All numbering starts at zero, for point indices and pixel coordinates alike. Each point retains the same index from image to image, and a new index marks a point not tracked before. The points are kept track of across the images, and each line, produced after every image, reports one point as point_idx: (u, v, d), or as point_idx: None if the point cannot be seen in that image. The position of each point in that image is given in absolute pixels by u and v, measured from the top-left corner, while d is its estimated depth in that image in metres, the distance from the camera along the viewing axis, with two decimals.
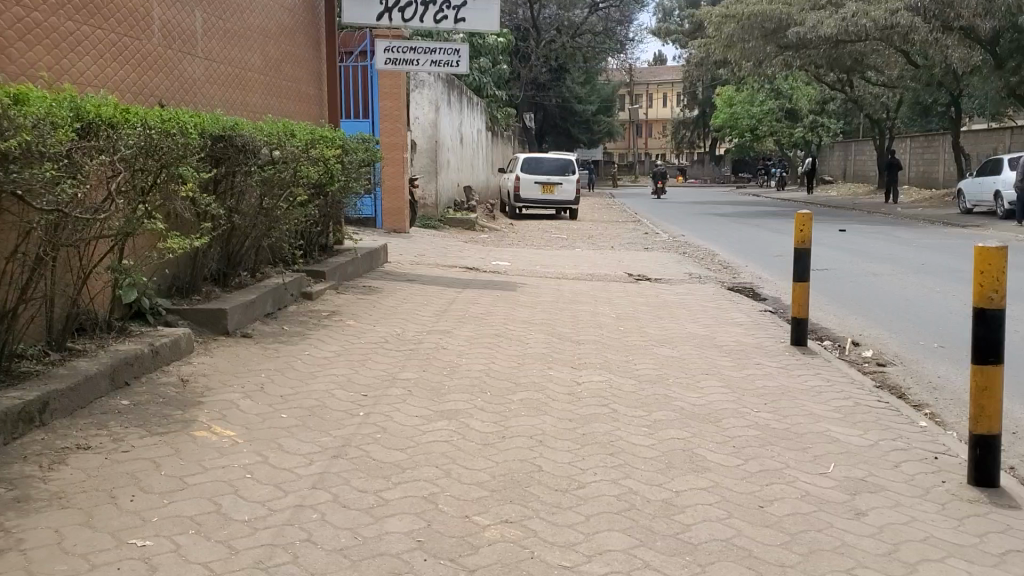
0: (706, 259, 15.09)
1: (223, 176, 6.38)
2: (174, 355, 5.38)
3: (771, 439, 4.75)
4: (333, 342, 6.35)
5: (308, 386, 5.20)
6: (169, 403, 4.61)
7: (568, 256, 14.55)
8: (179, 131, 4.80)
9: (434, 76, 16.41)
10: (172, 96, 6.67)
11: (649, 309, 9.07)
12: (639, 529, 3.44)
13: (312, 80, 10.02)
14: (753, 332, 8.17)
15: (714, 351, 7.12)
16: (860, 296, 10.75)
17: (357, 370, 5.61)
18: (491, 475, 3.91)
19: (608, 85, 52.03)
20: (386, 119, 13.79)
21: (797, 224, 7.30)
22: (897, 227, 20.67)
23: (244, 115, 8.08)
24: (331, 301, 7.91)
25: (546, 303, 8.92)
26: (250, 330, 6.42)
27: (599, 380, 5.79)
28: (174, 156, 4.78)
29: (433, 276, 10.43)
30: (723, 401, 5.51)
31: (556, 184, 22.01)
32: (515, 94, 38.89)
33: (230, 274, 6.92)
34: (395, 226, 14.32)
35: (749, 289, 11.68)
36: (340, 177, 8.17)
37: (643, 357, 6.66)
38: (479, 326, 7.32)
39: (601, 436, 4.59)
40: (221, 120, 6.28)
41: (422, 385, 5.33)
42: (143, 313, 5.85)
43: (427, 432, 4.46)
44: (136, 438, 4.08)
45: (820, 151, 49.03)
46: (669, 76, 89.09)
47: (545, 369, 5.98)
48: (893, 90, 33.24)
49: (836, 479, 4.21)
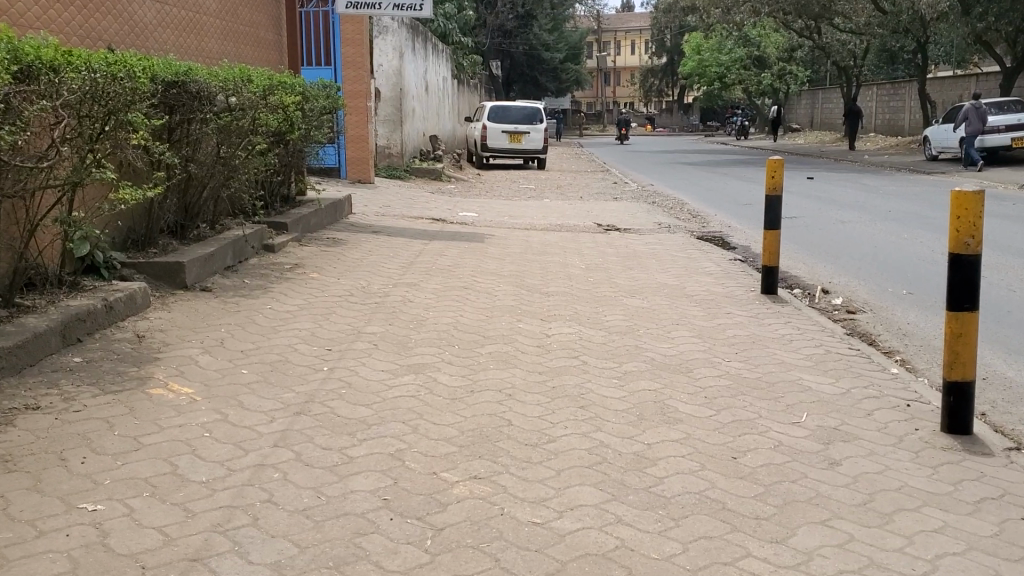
0: (675, 208, 14.99)
1: (178, 124, 6.12)
2: (129, 310, 5.19)
3: (744, 389, 4.68)
4: (296, 296, 6.18)
5: (270, 340, 5.04)
6: (124, 360, 4.45)
7: (536, 206, 14.40)
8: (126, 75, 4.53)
9: (398, 22, 16.05)
10: (121, 41, 6.40)
11: (619, 259, 8.99)
12: (611, 483, 3.36)
13: (272, 25, 9.70)
14: (724, 281, 8.11)
15: (684, 301, 7.05)
16: (830, 243, 10.73)
17: (321, 323, 5.45)
18: (459, 431, 3.79)
19: (577, 32, 51.60)
20: (349, 66, 13.44)
21: (768, 170, 7.21)
22: (865, 175, 20.68)
23: (199, 61, 7.80)
24: (294, 253, 7.72)
25: (514, 255, 8.79)
26: (210, 283, 6.23)
27: (569, 331, 5.70)
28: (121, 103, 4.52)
29: (399, 228, 10.26)
30: (694, 351, 5.44)
31: (523, 133, 21.75)
32: (481, 42, 38.55)
33: (188, 226, 6.70)
34: (360, 176, 14.06)
35: (719, 238, 11.62)
36: (301, 125, 7.93)
37: (614, 307, 6.57)
38: (446, 278, 7.18)
39: (571, 389, 4.50)
40: (173, 65, 6.01)
41: (388, 339, 5.20)
42: (96, 268, 5.63)
43: (394, 387, 4.34)
44: (88, 397, 3.92)
45: (787, 99, 48.95)
46: (637, 24, 88.30)
47: (513, 321, 5.87)
48: (860, 37, 33.14)
49: (809, 429, 4.15)
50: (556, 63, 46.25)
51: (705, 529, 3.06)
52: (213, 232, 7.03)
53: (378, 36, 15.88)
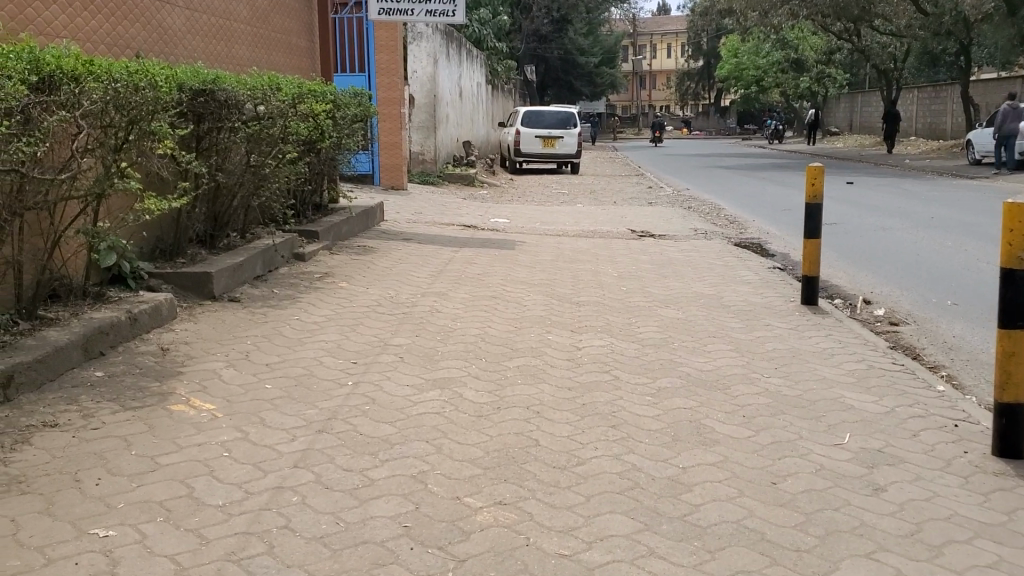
0: (711, 214, 14.77)
1: (207, 132, 6.06)
2: (155, 322, 5.13)
3: (783, 408, 4.50)
4: (323, 306, 6.08)
5: (295, 352, 4.93)
6: (146, 374, 4.38)
7: (570, 212, 14.25)
8: (148, 84, 4.44)
9: (432, 28, 15.94)
10: (150, 49, 6.35)
11: (653, 268, 8.80)
12: (643, 511, 3.20)
13: (304, 31, 9.65)
14: (762, 290, 7.90)
15: (720, 312, 6.86)
16: (871, 251, 10.46)
17: (347, 334, 5.34)
18: (485, 451, 3.65)
19: (612, 36, 51.39)
20: (382, 73, 13.33)
21: (808, 177, 6.98)
22: (906, 180, 20.27)
23: (230, 68, 7.75)
24: (324, 262, 7.64)
25: (547, 262, 8.65)
26: (239, 293, 6.16)
27: (602, 344, 5.54)
28: (142, 113, 4.45)
29: (430, 235, 10.16)
30: (730, 365, 5.26)
31: (557, 138, 21.60)
32: (515, 47, 38.49)
33: (217, 234, 6.65)
34: (393, 182, 13.99)
35: (757, 245, 11.38)
36: (332, 133, 7.85)
37: (647, 318, 6.41)
38: (476, 288, 7.06)
39: (601, 406, 4.35)
40: (202, 73, 5.94)
41: (415, 352, 5.07)
42: (123, 278, 5.59)
43: (418, 402, 4.21)
44: (107, 414, 3.85)
45: (826, 102, 48.31)
46: (673, 27, 87.80)
47: (544, 333, 5.72)
48: (901, 40, 32.58)
49: (852, 451, 3.96)
50: (590, 67, 46.09)
51: (743, 563, 2.90)
52: (242, 241, 6.98)
53: (412, 42, 15.80)
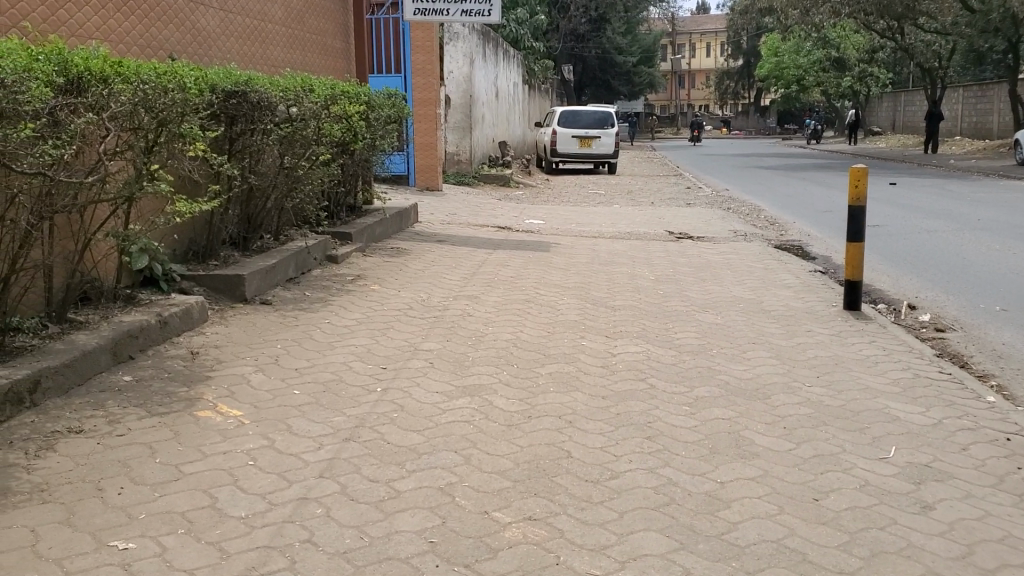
0: (750, 215, 14.53)
1: (239, 134, 6.00)
2: (185, 326, 5.09)
3: (825, 419, 4.35)
4: (355, 309, 6.00)
5: (324, 356, 4.86)
6: (175, 379, 4.33)
7: (607, 213, 14.09)
8: (177, 86, 4.41)
9: (469, 28, 15.85)
10: (183, 50, 6.33)
11: (691, 271, 8.64)
12: (678, 529, 3.08)
13: (339, 33, 9.62)
14: (803, 295, 7.71)
15: (760, 317, 6.68)
16: (915, 254, 10.19)
17: (378, 339, 5.26)
18: (515, 463, 3.55)
19: (650, 35, 51.01)
20: (419, 73, 13.28)
21: (851, 179, 6.83)
22: (951, 180, 19.83)
23: (264, 69, 7.71)
24: (357, 264, 7.58)
25: (582, 265, 8.53)
26: (271, 296, 6.11)
27: (637, 351, 5.41)
28: (172, 115, 4.41)
29: (465, 237, 10.07)
30: (771, 374, 5.10)
31: (594, 138, 21.43)
32: (553, 46, 38.39)
33: (250, 236, 6.59)
34: (428, 183, 13.93)
35: (797, 247, 11.16)
36: (365, 135, 7.78)
37: (685, 324, 6.26)
38: (509, 291, 6.96)
39: (636, 416, 4.22)
40: (234, 74, 5.90)
41: (445, 357, 4.97)
42: (155, 280, 5.57)
43: (448, 411, 4.11)
44: (133, 421, 3.79)
45: (869, 101, 47.56)
46: (712, 26, 87.06)
47: (578, 338, 5.60)
48: (946, 37, 31.96)
49: (898, 466, 3.79)
50: (628, 66, 45.81)
51: None
52: (275, 243, 6.94)
53: (449, 42, 15.73)
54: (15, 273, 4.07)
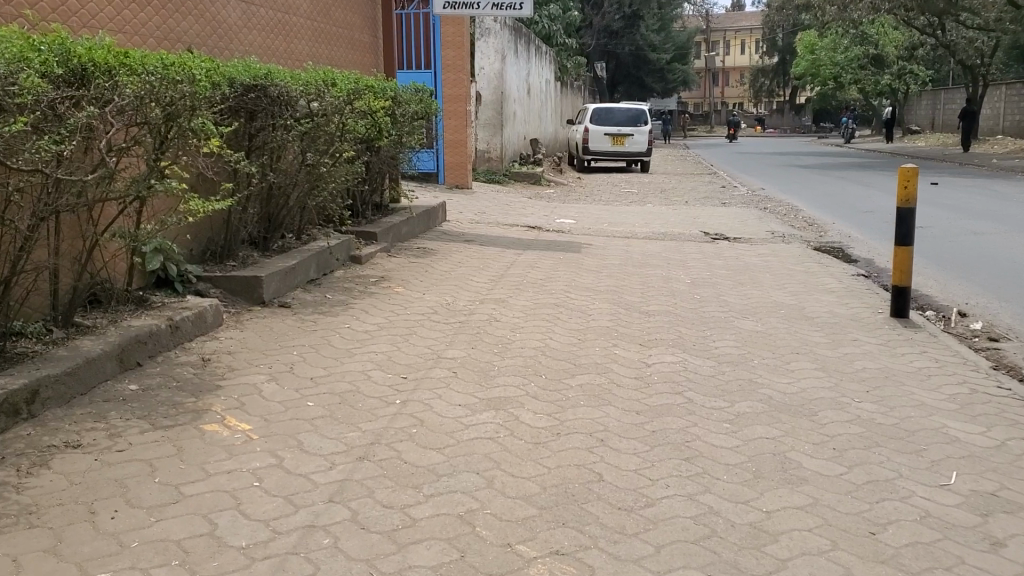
0: (788, 215, 14.13)
1: (259, 130, 5.77)
2: (198, 330, 4.86)
3: (878, 441, 4.02)
4: (376, 313, 5.75)
5: (342, 364, 4.60)
6: (183, 388, 4.09)
7: (640, 212, 13.77)
8: (186, 78, 4.14)
9: (501, 23, 15.57)
10: (203, 43, 6.10)
11: (728, 274, 8.31)
12: (721, 568, 2.78)
13: (367, 26, 9.39)
14: (847, 301, 7.34)
15: (802, 325, 6.35)
16: (962, 258, 9.77)
17: (399, 345, 4.99)
18: (542, 487, 3.27)
19: (685, 32, 50.43)
20: (448, 69, 13.03)
21: (899, 180, 6.49)
22: (995, 180, 19.26)
23: (288, 63, 7.48)
24: (381, 264, 7.33)
25: (614, 267, 8.21)
26: (289, 299, 5.87)
27: (674, 361, 5.10)
28: (181, 109, 4.15)
29: (494, 236, 9.79)
30: (818, 388, 4.77)
31: (627, 136, 21.07)
32: (585, 43, 38.06)
33: (270, 236, 6.38)
34: (457, 181, 13.68)
35: (837, 250, 10.77)
36: (390, 131, 7.53)
37: (724, 331, 5.94)
38: (539, 294, 6.67)
39: (673, 434, 3.91)
40: (253, 67, 5.67)
41: (469, 366, 4.70)
42: (171, 282, 5.37)
43: (471, 426, 3.83)
44: (135, 434, 3.56)
45: (908, 100, 46.68)
46: (747, 23, 86.11)
47: (610, 347, 5.30)
48: (989, 34, 31.16)
49: (961, 495, 3.46)
50: (662, 63, 45.32)
51: None
52: (296, 243, 6.70)
53: (479, 37, 15.49)
54: (16, 277, 3.85)
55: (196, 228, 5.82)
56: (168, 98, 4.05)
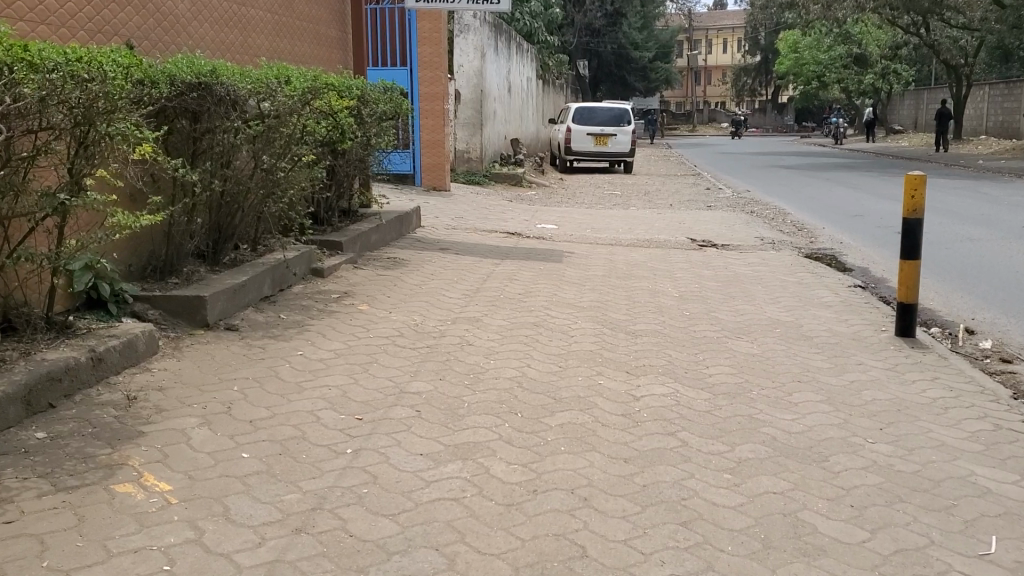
0: (776, 219, 13.68)
1: (203, 133, 5.22)
2: (126, 361, 4.29)
3: (900, 495, 3.51)
4: (335, 337, 5.18)
5: (289, 403, 4.05)
6: (98, 437, 3.52)
7: (623, 215, 13.26)
8: (97, 74, 3.55)
9: (480, 20, 15.04)
10: (145, 36, 5.51)
11: (718, 286, 7.79)
12: None
13: (335, 20, 8.81)
14: (847, 317, 6.84)
15: (801, 346, 5.84)
16: (961, 267, 9.31)
17: (357, 377, 4.44)
18: (513, 568, 2.73)
19: (668, 30, 50.09)
20: (425, 66, 12.49)
21: (906, 188, 6.01)
22: (983, 182, 18.89)
23: (244, 58, 6.90)
24: (345, 278, 6.76)
25: (597, 279, 7.68)
26: (238, 320, 5.31)
27: (665, 393, 4.57)
28: (94, 111, 3.58)
29: (470, 244, 9.24)
30: (826, 427, 4.25)
31: (610, 136, 20.56)
32: (567, 41, 37.55)
33: (220, 248, 5.82)
34: (434, 183, 13.10)
35: (830, 258, 10.28)
36: (354, 133, 6.98)
37: (718, 355, 5.41)
38: (516, 312, 6.13)
39: (667, 490, 3.37)
40: (197, 63, 5.10)
41: (434, 403, 4.15)
42: (103, 303, 4.83)
43: (433, 483, 3.30)
44: (30, 500, 2.98)
45: (890, 100, 46.46)
46: (729, 22, 85.94)
47: (593, 376, 4.76)
48: (974, 33, 30.84)
49: (1006, 569, 2.95)
50: (645, 62, 44.93)
51: None
52: (250, 258, 6.14)
53: (458, 34, 14.95)
54: None
55: (134, 242, 5.27)
56: (74, 98, 3.48)
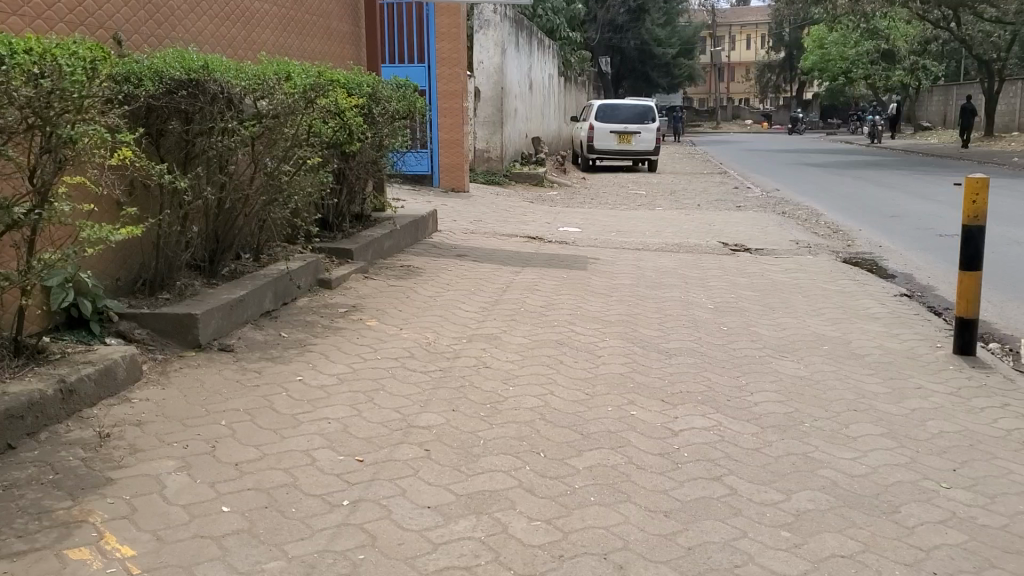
0: (809, 220, 13.10)
1: (196, 135, 4.74)
2: (103, 391, 3.84)
3: (991, 558, 2.98)
4: (339, 358, 4.71)
5: (282, 441, 3.57)
6: (59, 486, 3.07)
7: (649, 217, 12.74)
8: (51, 70, 3.15)
9: (501, 15, 14.56)
10: (133, 29, 5.05)
11: (755, 296, 7.26)
12: None
13: (347, 13, 8.34)
14: (897, 332, 6.30)
15: (852, 366, 5.32)
16: (1013, 274, 8.71)
17: (360, 408, 3.96)
18: None
19: (691, 26, 49.45)
20: (444, 62, 12.03)
21: (967, 192, 5.46)
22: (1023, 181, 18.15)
23: (248, 54, 6.44)
24: (354, 289, 6.30)
25: (625, 289, 7.19)
26: (234, 338, 4.84)
27: (706, 426, 4.06)
28: (50, 112, 3.18)
29: (489, 250, 8.77)
30: (892, 468, 3.72)
31: (634, 134, 20.00)
32: (590, 38, 37.15)
33: (218, 258, 5.35)
34: (453, 184, 12.62)
35: (869, 263, 9.72)
36: (363, 133, 6.50)
37: (763, 377, 4.90)
38: (537, 328, 5.64)
39: (716, 556, 2.88)
40: (188, 58, 4.63)
41: (446, 440, 3.66)
42: (85, 322, 4.39)
43: (441, 546, 2.81)
44: None
45: (918, 96, 45.52)
46: (753, 17, 84.87)
47: (625, 405, 4.26)
48: (1008, 27, 29.93)
49: None
50: (667, 58, 44.36)
51: None
52: (251, 269, 5.69)
53: (478, 30, 14.47)
54: None
55: (123, 252, 4.83)
56: (21, 97, 3.07)
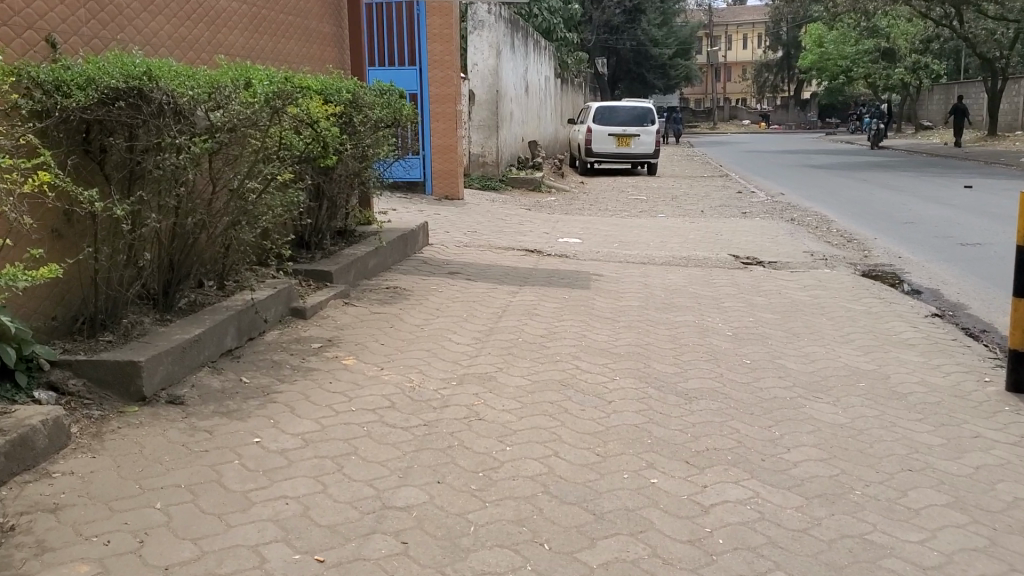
0: (821, 228, 12.45)
1: (141, 153, 4.08)
2: (15, 466, 3.18)
3: None
4: (308, 410, 4.04)
5: (228, 532, 2.91)
6: None
7: (653, 226, 12.09)
8: None
9: (495, 15, 13.90)
10: (71, 28, 4.38)
11: (775, 319, 6.61)
12: None
13: (329, 12, 7.69)
14: (939, 362, 5.64)
15: (896, 409, 4.66)
16: None
17: (327, 482, 3.30)
18: None
19: (687, 26, 48.80)
20: (436, 65, 11.38)
21: None
22: None
23: (212, 56, 5.78)
24: (333, 319, 5.64)
25: (633, 312, 6.53)
26: (188, 387, 4.17)
27: (742, 498, 3.40)
28: None
29: (483, 266, 8.12)
30: (971, 556, 3.07)
31: (633, 136, 19.36)
32: (586, 38, 36.60)
33: (173, 290, 4.66)
34: (447, 192, 11.93)
35: (891, 277, 9.06)
36: (341, 145, 5.84)
37: (799, 427, 4.25)
38: (536, 365, 4.97)
39: None
40: (128, 64, 3.97)
41: (429, 528, 3.00)
42: (7, 373, 3.73)
43: None
44: None
45: (919, 95, 44.87)
46: (750, 16, 84.31)
47: (645, 470, 3.60)
48: (1014, 25, 29.19)
49: None
50: (665, 59, 43.79)
51: None
52: (214, 298, 5.03)
53: (472, 31, 13.80)
54: None
55: (59, 287, 4.17)
56: None
